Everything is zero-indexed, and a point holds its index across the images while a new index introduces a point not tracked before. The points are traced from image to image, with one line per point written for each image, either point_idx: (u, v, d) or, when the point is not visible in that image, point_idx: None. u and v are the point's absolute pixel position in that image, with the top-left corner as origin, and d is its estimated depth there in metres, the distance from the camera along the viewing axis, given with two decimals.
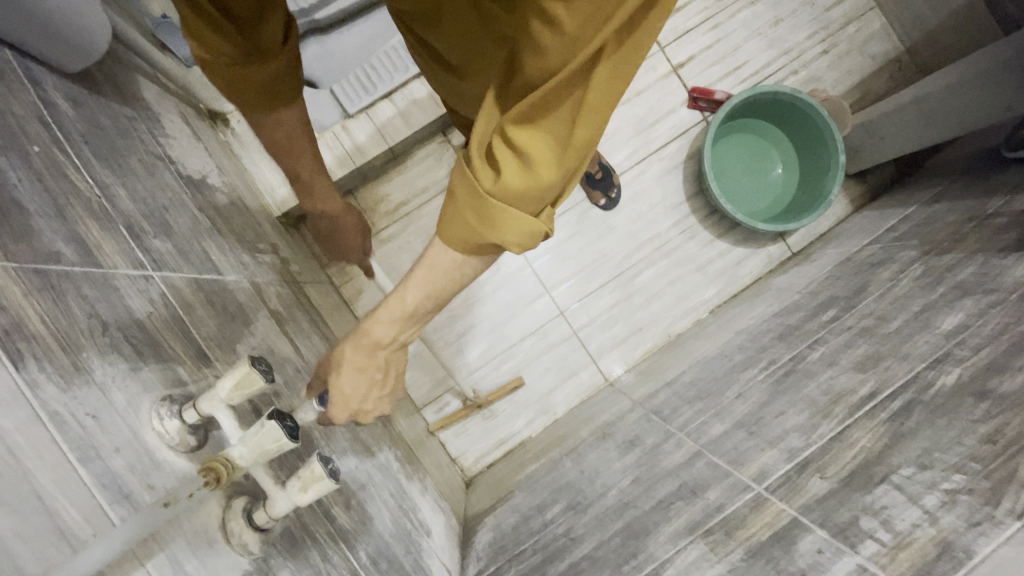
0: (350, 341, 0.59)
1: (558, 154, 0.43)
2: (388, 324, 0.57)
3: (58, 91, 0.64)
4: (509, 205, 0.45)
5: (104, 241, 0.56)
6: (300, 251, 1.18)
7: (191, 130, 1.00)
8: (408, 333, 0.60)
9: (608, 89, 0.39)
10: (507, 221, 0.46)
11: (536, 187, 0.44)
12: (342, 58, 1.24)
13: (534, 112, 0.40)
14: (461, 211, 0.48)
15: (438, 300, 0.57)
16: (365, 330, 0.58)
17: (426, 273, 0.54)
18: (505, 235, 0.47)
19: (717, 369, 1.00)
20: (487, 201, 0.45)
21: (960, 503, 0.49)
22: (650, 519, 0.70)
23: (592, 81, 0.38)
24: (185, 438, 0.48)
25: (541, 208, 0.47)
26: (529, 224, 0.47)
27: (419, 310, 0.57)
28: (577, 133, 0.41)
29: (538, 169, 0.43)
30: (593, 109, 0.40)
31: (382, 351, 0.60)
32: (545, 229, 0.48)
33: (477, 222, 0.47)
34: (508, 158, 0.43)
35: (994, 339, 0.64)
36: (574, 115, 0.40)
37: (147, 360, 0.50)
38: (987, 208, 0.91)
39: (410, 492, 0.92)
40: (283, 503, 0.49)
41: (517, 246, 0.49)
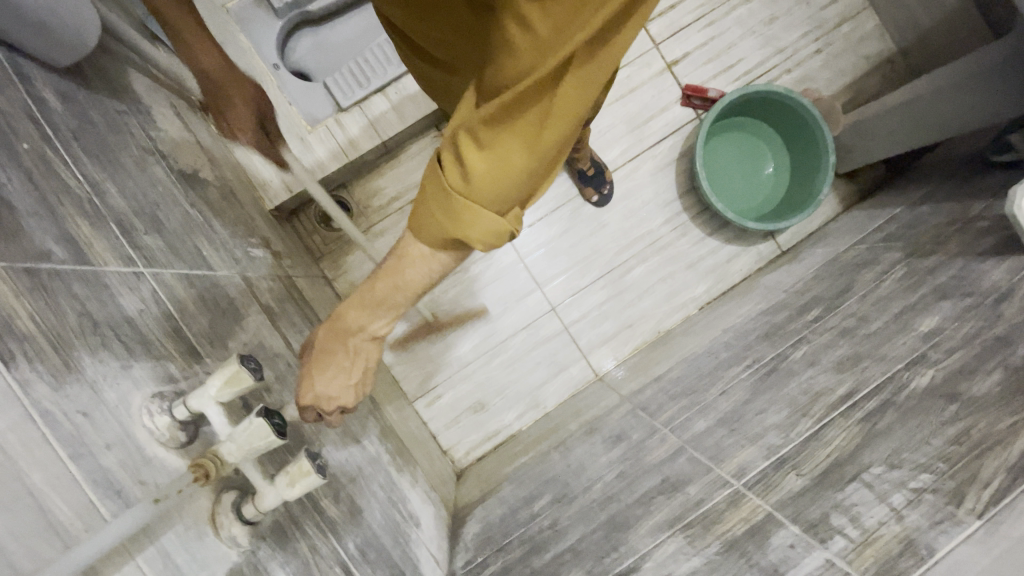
0: (326, 326, 0.55)
1: (527, 153, 0.41)
2: (359, 309, 0.53)
3: (48, 87, 0.64)
4: (475, 203, 0.43)
5: (95, 239, 0.57)
6: (292, 245, 1.19)
7: (182, 123, 0.99)
8: (382, 326, 0.54)
9: (580, 93, 0.39)
10: (471, 218, 0.44)
11: (504, 186, 0.43)
12: (334, 51, 1.27)
13: (504, 111, 0.39)
14: (428, 204, 0.46)
15: (412, 293, 0.52)
16: (339, 315, 0.54)
17: (394, 262, 0.50)
18: (470, 232, 0.45)
19: (703, 366, 1.02)
20: (454, 198, 0.44)
21: (925, 502, 0.51)
22: (632, 513, 0.72)
23: (564, 82, 0.38)
24: (175, 434, 0.49)
25: (509, 208, 0.45)
26: (495, 223, 0.45)
27: (391, 299, 0.52)
28: (547, 135, 0.41)
29: (506, 169, 0.42)
30: (564, 113, 0.40)
31: (357, 344, 0.55)
32: (512, 230, 0.46)
33: (443, 218, 0.45)
34: (474, 156, 0.42)
35: (967, 343, 0.66)
36: (543, 117, 0.39)
37: (139, 357, 0.52)
38: (969, 211, 0.93)
39: (400, 484, 0.94)
40: (272, 498, 0.49)
41: (483, 245, 0.46)
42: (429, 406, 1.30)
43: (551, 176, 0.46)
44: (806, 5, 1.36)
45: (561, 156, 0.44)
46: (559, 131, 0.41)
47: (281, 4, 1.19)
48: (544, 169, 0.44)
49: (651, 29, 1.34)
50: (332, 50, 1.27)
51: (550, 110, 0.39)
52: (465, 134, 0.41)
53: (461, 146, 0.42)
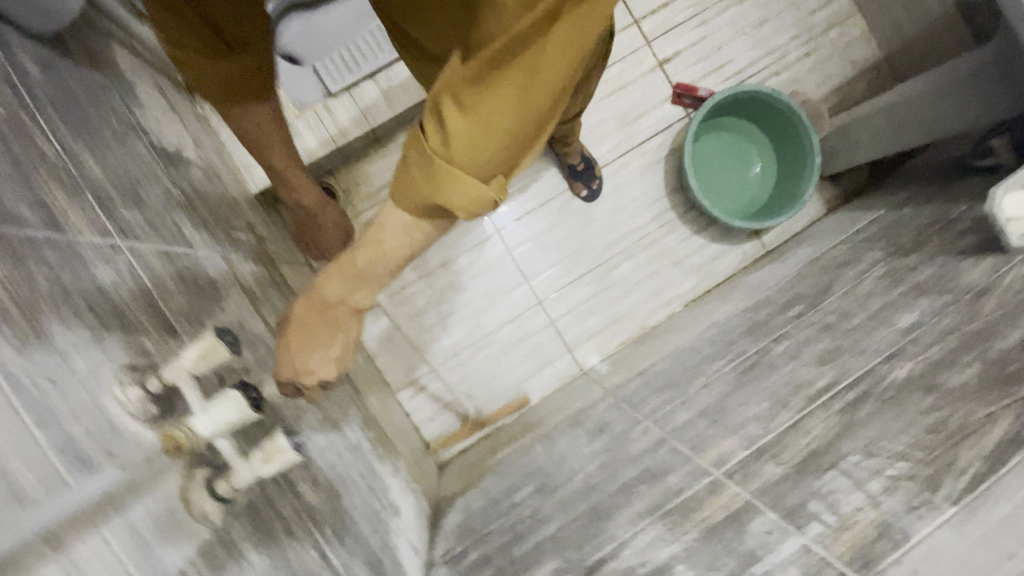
0: (303, 299, 0.53)
1: (509, 113, 0.41)
2: (338, 282, 0.51)
3: (26, 54, 0.62)
4: (457, 166, 0.43)
5: (70, 209, 0.55)
6: (277, 231, 1.17)
7: (166, 102, 0.97)
8: (363, 298, 0.53)
9: (563, 53, 0.40)
10: (451, 180, 0.43)
11: (487, 150, 0.42)
12: (328, 36, 1.19)
13: (487, 67, 0.39)
14: (409, 170, 0.45)
15: (393, 264, 0.51)
16: (316, 288, 0.52)
17: (375, 233, 0.49)
18: (452, 197, 0.44)
19: (687, 360, 1.02)
20: (436, 161, 0.43)
21: (901, 489, 0.52)
22: (613, 502, 0.71)
23: (547, 41, 0.39)
24: (148, 407, 0.47)
25: (493, 175, 0.45)
26: (478, 189, 0.44)
27: (373, 272, 0.51)
28: (529, 95, 0.41)
29: (489, 131, 0.42)
30: (547, 75, 0.40)
31: (337, 318, 0.53)
32: (494, 199, 0.45)
33: (424, 183, 0.44)
34: (456, 116, 0.41)
35: (944, 337, 0.67)
36: (526, 77, 0.40)
37: (112, 330, 0.50)
38: (950, 213, 0.95)
39: (381, 472, 0.93)
40: (247, 475, 0.49)
41: (464, 213, 0.45)
42: (412, 398, 1.29)
43: (536, 148, 0.46)
44: (796, 8, 1.38)
45: (547, 127, 0.44)
46: (544, 94, 0.41)
47: None
48: (528, 137, 0.44)
49: (643, 27, 1.34)
50: (323, 34, 1.19)
51: (534, 71, 0.40)
52: (447, 95, 0.41)
53: (443, 107, 0.42)
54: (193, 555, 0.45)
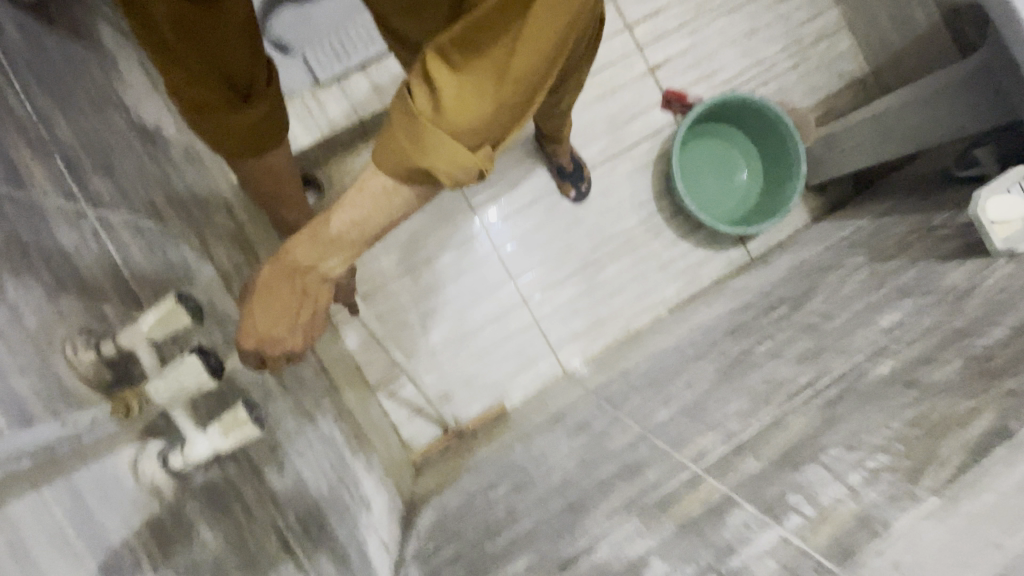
0: (272, 262, 0.51)
1: (497, 77, 0.40)
2: (311, 245, 0.49)
3: (4, 13, 0.60)
4: (443, 128, 0.41)
5: (37, 168, 0.53)
6: (258, 218, 1.15)
7: (150, 80, 0.95)
8: (334, 266, 0.51)
9: (553, 20, 0.39)
10: (436, 143, 0.42)
11: (474, 114, 0.41)
12: (316, 28, 1.18)
13: (476, 29, 0.39)
14: (392, 132, 0.43)
15: (368, 231, 0.49)
16: (287, 251, 0.50)
17: (352, 195, 0.47)
18: (436, 161, 0.42)
19: (670, 360, 1.01)
20: (421, 121, 0.41)
21: (882, 480, 0.51)
22: (589, 497, 0.69)
23: (537, 3, 0.38)
24: (99, 371, 0.45)
25: (479, 143, 0.43)
26: (462, 154, 0.42)
27: (346, 238, 0.49)
28: (518, 60, 0.40)
29: (475, 94, 0.41)
30: (536, 41, 0.39)
31: (307, 285, 0.52)
32: (479, 167, 0.44)
33: (407, 145, 0.43)
34: (443, 76, 0.40)
35: (925, 335, 0.67)
36: (515, 39, 0.39)
37: (69, 292, 0.48)
38: (933, 221, 0.96)
39: (354, 466, 0.90)
40: (202, 448, 0.47)
41: (447, 179, 0.44)
42: (390, 395, 1.26)
43: (526, 120, 0.45)
44: (785, 21, 1.40)
45: (535, 99, 0.44)
46: (533, 60, 0.40)
47: None
48: (518, 105, 0.43)
49: (635, 32, 1.35)
50: (315, 24, 1.17)
51: (524, 33, 0.39)
52: (435, 54, 0.40)
53: (431, 67, 0.41)
54: (139, 528, 0.42)
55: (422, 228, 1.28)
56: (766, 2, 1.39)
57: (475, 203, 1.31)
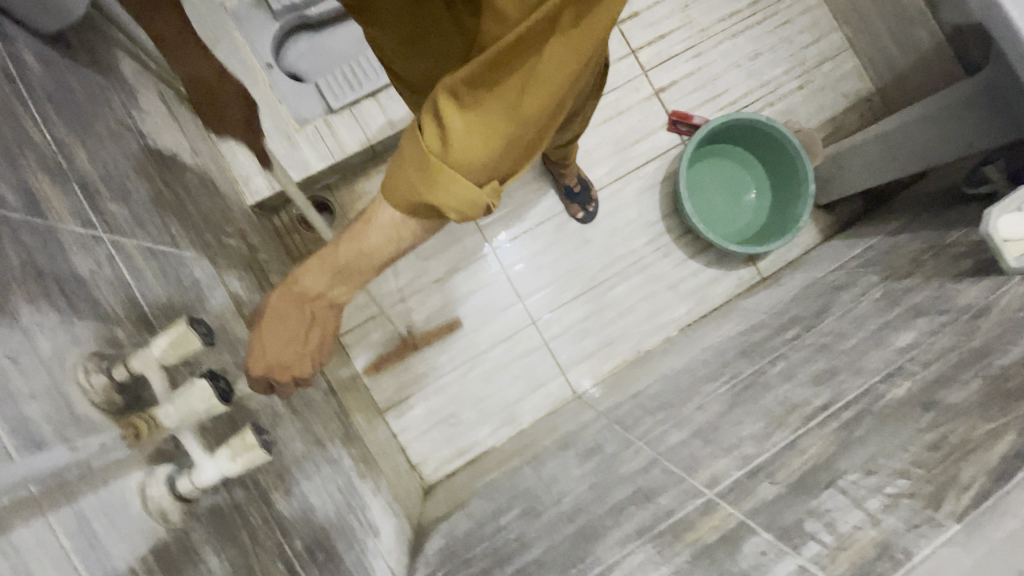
0: (280, 290, 0.51)
1: (506, 120, 0.41)
2: (318, 274, 0.50)
3: (28, 49, 0.63)
4: (452, 166, 0.43)
5: (54, 195, 0.54)
6: (271, 243, 1.16)
7: (168, 109, 0.98)
8: (340, 294, 0.52)
9: (562, 67, 0.39)
10: (445, 181, 0.43)
11: (483, 153, 0.42)
12: (330, 59, 1.27)
13: (487, 73, 0.39)
14: (403, 166, 0.44)
15: (374, 261, 0.50)
16: (295, 279, 0.51)
17: (360, 226, 0.48)
18: (446, 197, 0.44)
19: (682, 382, 1.00)
20: (431, 159, 0.43)
21: (902, 506, 0.49)
22: (601, 523, 0.68)
23: (546, 50, 0.38)
24: (110, 396, 0.45)
25: (486, 179, 0.44)
26: (470, 192, 0.44)
27: (354, 266, 0.50)
28: (528, 103, 0.41)
29: (484, 135, 0.41)
30: (546, 87, 0.40)
31: (315, 311, 0.52)
32: (487, 203, 0.45)
33: (418, 180, 0.44)
34: (453, 117, 0.41)
35: (942, 356, 0.66)
36: (525, 82, 0.40)
37: (82, 316, 0.48)
38: (946, 238, 0.94)
39: (361, 490, 0.89)
40: (211, 472, 0.46)
41: (455, 214, 0.45)
42: (399, 417, 1.25)
43: (534, 156, 0.46)
44: (789, 43, 1.42)
45: (544, 135, 0.44)
46: (542, 102, 0.41)
47: (279, 6, 1.20)
48: (526, 144, 0.44)
49: (640, 56, 1.38)
50: (327, 56, 1.28)
51: (534, 79, 0.40)
52: (446, 94, 0.41)
53: (442, 107, 0.42)
54: (144, 554, 0.42)
55: (431, 250, 1.30)
56: (769, 26, 1.42)
57: (484, 225, 1.32)
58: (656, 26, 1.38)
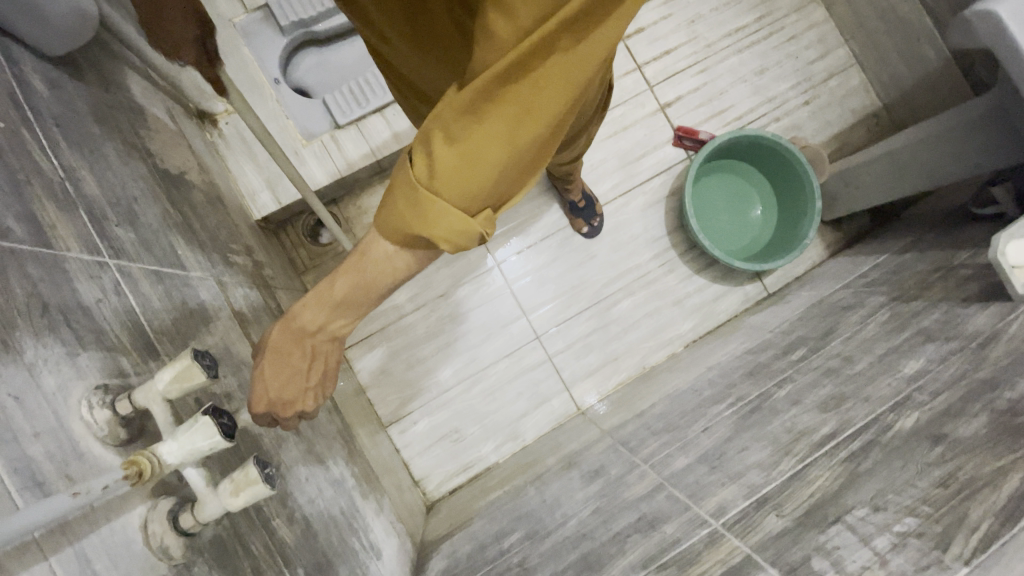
0: (278, 326, 0.51)
1: (499, 150, 0.37)
2: (316, 309, 0.49)
3: (35, 73, 0.64)
4: (442, 197, 0.39)
5: (60, 223, 0.54)
6: (276, 258, 1.17)
7: (175, 127, 0.99)
8: (340, 327, 0.51)
9: (560, 91, 0.35)
10: (436, 215, 0.40)
11: (475, 185, 0.38)
12: (336, 74, 1.28)
13: (476, 101, 0.35)
14: (393, 198, 0.41)
15: (371, 294, 0.48)
16: (293, 315, 0.50)
17: (355, 260, 0.46)
18: (436, 230, 0.40)
19: (687, 402, 0.99)
20: (420, 192, 0.39)
21: (910, 546, 0.49)
22: (606, 552, 0.67)
23: (542, 75, 0.34)
24: (115, 430, 0.45)
25: (480, 207, 0.40)
26: (462, 224, 0.40)
27: (352, 301, 0.49)
28: (523, 131, 0.36)
29: (476, 166, 0.37)
30: (543, 113, 0.36)
31: (313, 345, 0.51)
32: (482, 233, 0.41)
33: (408, 212, 0.41)
34: (442, 146, 0.37)
35: (951, 386, 0.66)
36: (520, 110, 0.35)
37: (87, 346, 0.48)
38: (953, 260, 0.94)
39: (364, 510, 0.89)
40: (213, 508, 0.46)
41: (447, 246, 0.42)
42: (402, 433, 1.25)
43: (533, 178, 0.42)
44: (795, 59, 1.42)
45: (543, 156, 0.40)
46: (540, 127, 0.36)
47: (288, 22, 1.20)
48: (523, 170, 0.40)
49: (646, 72, 1.38)
50: (334, 71, 1.29)
51: (529, 106, 0.35)
52: (436, 122, 0.37)
53: (431, 136, 0.38)
54: None
55: (436, 264, 1.30)
56: (775, 42, 1.41)
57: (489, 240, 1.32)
58: (662, 41, 1.39)
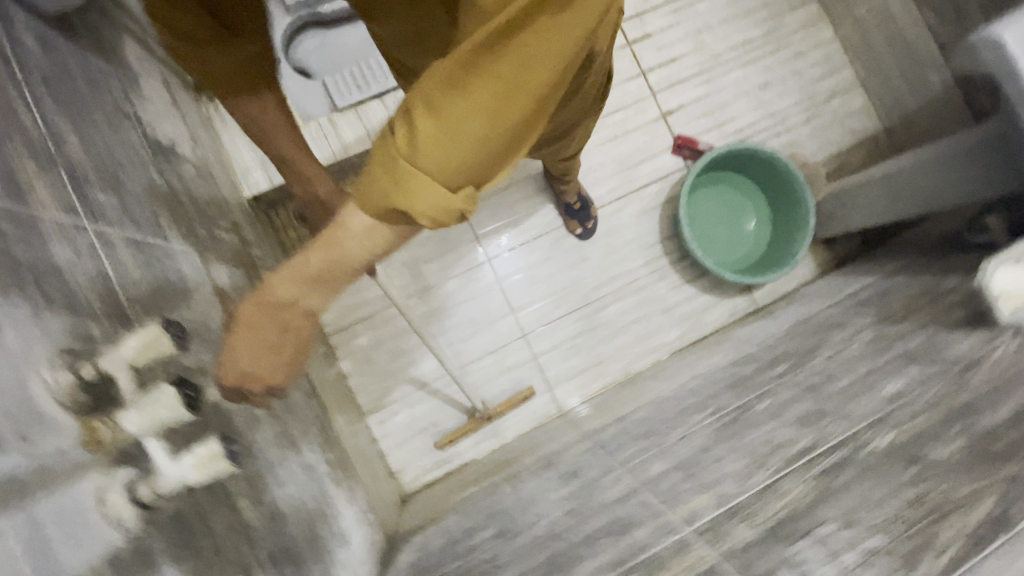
0: (251, 298, 0.49)
1: (481, 120, 0.38)
2: (291, 283, 0.48)
3: (27, 30, 0.62)
4: (423, 169, 0.39)
5: (40, 183, 0.53)
6: (265, 239, 1.15)
7: (170, 98, 0.97)
8: (316, 301, 0.50)
9: (542, 65, 0.37)
10: (416, 186, 0.39)
11: (457, 156, 0.38)
12: (340, 58, 1.21)
13: (461, 71, 0.37)
14: (372, 172, 0.40)
15: (349, 267, 0.47)
16: (267, 287, 0.49)
17: (333, 233, 0.45)
18: (415, 202, 0.40)
19: (669, 410, 0.98)
20: (399, 162, 0.39)
21: (877, 564, 0.48)
22: (574, 553, 0.66)
23: (523, 49, 0.36)
24: (77, 396, 0.44)
25: (461, 183, 0.40)
26: (443, 197, 0.40)
27: (330, 274, 0.48)
28: (505, 103, 0.38)
29: (457, 135, 0.38)
30: (525, 85, 0.37)
31: (287, 318, 0.50)
32: (462, 209, 0.41)
33: (387, 185, 0.40)
34: (425, 117, 0.38)
35: (931, 408, 0.65)
36: (502, 82, 0.37)
37: (56, 310, 0.47)
38: (942, 285, 0.94)
39: (335, 498, 0.88)
40: (172, 480, 0.45)
41: (427, 220, 0.41)
42: (382, 423, 1.24)
43: (513, 161, 0.42)
44: (799, 76, 1.42)
45: (525, 137, 0.41)
46: (523, 100, 0.38)
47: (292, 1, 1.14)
48: (505, 148, 0.40)
49: (649, 78, 1.37)
50: (338, 55, 1.21)
51: (511, 77, 0.37)
52: (418, 96, 0.38)
53: (413, 109, 0.38)
54: (96, 562, 0.40)
55: (428, 255, 1.29)
56: (780, 57, 1.42)
57: (482, 235, 1.31)
58: (668, 49, 1.38)
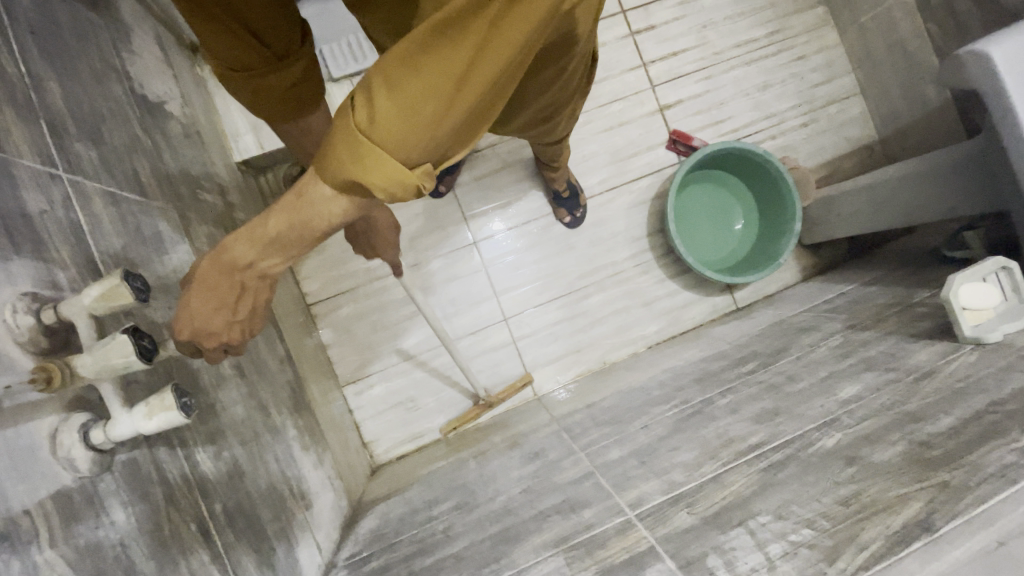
0: (210, 257, 0.51)
1: (438, 100, 0.38)
2: (248, 245, 0.49)
3: None
4: (381, 144, 0.40)
5: (16, 129, 0.54)
6: (252, 204, 1.16)
7: (163, 56, 0.97)
8: (272, 266, 0.51)
9: (499, 50, 0.38)
10: (373, 161, 0.40)
11: (413, 134, 0.39)
12: (330, 27, 1.21)
13: (420, 50, 0.38)
14: (332, 143, 0.41)
15: (305, 236, 0.49)
16: (225, 247, 0.50)
17: (292, 200, 0.46)
18: (372, 176, 0.41)
19: (635, 400, 1.00)
20: (357, 136, 0.40)
21: (799, 555, 0.50)
22: (524, 528, 0.69)
23: (482, 33, 0.37)
24: (36, 338, 0.45)
25: (419, 161, 0.41)
26: (398, 172, 0.41)
27: (286, 241, 0.49)
28: (462, 85, 0.38)
29: (414, 113, 0.39)
30: (482, 68, 0.38)
31: (244, 280, 0.51)
32: (418, 185, 0.42)
33: (346, 157, 0.41)
34: (383, 95, 0.38)
35: (878, 413, 0.67)
36: (460, 63, 0.38)
37: (23, 254, 0.48)
38: (913, 297, 0.95)
39: (302, 461, 0.90)
40: (125, 427, 0.47)
41: (383, 194, 0.42)
42: (358, 394, 1.26)
43: (473, 142, 0.44)
44: (800, 80, 1.42)
45: (484, 119, 0.42)
46: (480, 83, 0.39)
47: None
48: (463, 130, 0.41)
49: (650, 71, 1.37)
50: (328, 23, 1.21)
51: (469, 60, 0.38)
52: (379, 71, 0.39)
53: (373, 83, 0.39)
54: (43, 498, 0.42)
55: (416, 233, 1.30)
56: (782, 59, 1.41)
57: (470, 217, 1.32)
58: (670, 42, 1.38)
